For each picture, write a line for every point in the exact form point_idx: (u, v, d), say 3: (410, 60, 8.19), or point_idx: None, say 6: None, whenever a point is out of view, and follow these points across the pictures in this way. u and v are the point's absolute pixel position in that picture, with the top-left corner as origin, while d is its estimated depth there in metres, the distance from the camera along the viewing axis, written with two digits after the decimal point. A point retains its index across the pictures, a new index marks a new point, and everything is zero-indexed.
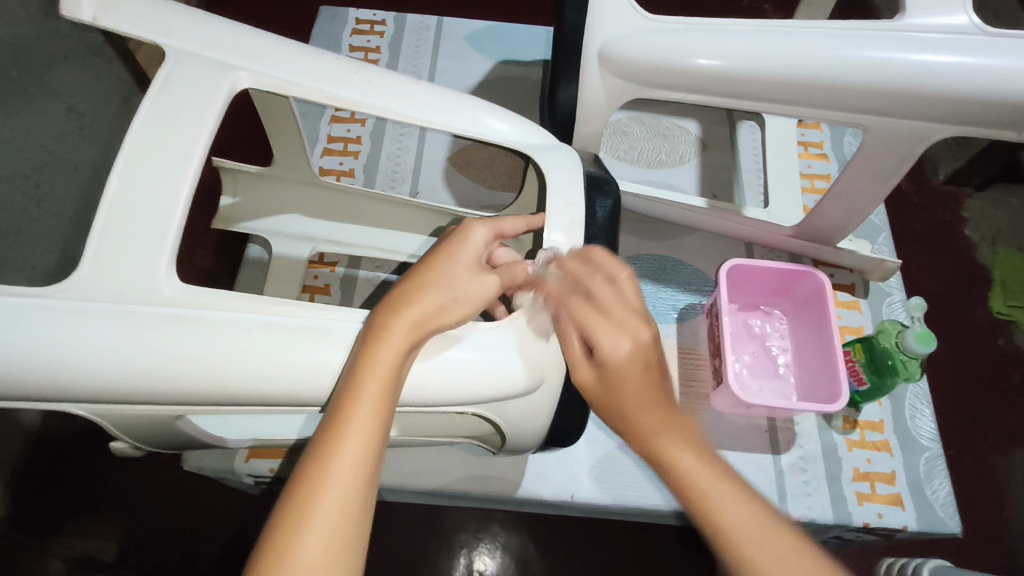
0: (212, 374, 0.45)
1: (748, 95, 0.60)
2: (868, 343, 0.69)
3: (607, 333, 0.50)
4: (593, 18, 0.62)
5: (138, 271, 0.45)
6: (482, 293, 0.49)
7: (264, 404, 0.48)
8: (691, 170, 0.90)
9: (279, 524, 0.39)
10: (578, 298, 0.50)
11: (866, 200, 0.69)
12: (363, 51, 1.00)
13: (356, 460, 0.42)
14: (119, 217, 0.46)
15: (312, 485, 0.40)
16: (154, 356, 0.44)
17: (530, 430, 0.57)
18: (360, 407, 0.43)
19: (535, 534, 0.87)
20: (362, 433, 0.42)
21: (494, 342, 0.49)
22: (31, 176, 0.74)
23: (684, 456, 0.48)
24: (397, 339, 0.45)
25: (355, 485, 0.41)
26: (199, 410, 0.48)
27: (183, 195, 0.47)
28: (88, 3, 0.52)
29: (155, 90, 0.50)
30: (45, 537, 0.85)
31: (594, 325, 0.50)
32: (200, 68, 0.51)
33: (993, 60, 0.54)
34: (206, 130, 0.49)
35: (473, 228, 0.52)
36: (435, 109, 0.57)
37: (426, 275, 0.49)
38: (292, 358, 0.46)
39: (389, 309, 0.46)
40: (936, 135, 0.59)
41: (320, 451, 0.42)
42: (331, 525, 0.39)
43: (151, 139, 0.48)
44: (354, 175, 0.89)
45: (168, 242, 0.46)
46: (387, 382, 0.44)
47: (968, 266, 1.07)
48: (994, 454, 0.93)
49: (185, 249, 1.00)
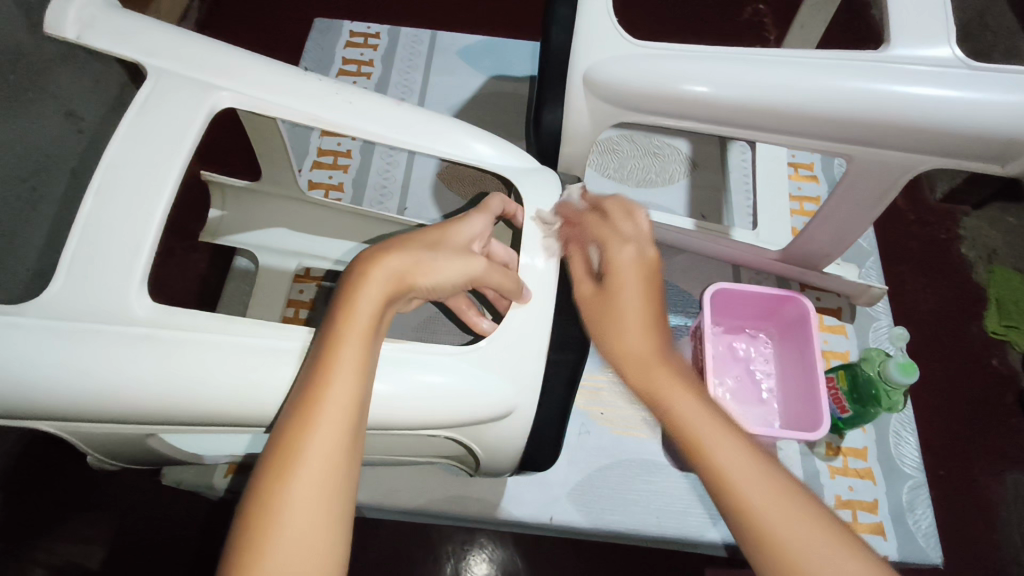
0: (184, 400, 0.45)
1: (738, 122, 0.60)
2: (851, 370, 0.69)
3: (616, 244, 0.53)
4: (579, 42, 0.62)
5: (110, 293, 0.45)
6: (464, 265, 0.49)
7: (235, 429, 0.48)
8: (680, 189, 0.90)
9: (264, 474, 0.38)
10: (593, 218, 0.55)
11: (850, 227, 0.69)
12: (356, 64, 1.01)
13: (339, 407, 0.40)
14: (91, 240, 0.45)
15: (302, 427, 0.39)
16: (126, 380, 0.44)
17: (504, 454, 0.57)
18: (342, 352, 0.42)
19: (522, 546, 0.87)
20: (347, 377, 0.41)
21: (467, 370, 0.49)
22: (28, 181, 0.57)
23: (674, 397, 0.46)
24: (375, 288, 0.45)
25: (343, 432, 0.40)
26: (171, 432, 0.48)
27: (156, 216, 0.47)
28: (72, 22, 0.52)
29: (136, 108, 0.50)
30: (28, 544, 0.85)
31: (604, 240, 0.54)
32: (180, 87, 0.51)
33: (979, 94, 0.53)
34: (183, 150, 0.49)
35: (465, 220, 0.53)
36: (416, 131, 0.56)
37: (413, 238, 0.49)
38: (261, 381, 0.46)
39: (368, 260, 0.46)
40: (920, 166, 0.58)
41: (305, 398, 0.40)
42: (321, 474, 0.38)
43: (126, 160, 0.48)
44: (342, 190, 0.89)
45: (140, 264, 0.45)
46: (368, 330, 0.43)
47: (963, 285, 1.06)
48: (985, 475, 0.93)
49: (183, 255, 1.01)
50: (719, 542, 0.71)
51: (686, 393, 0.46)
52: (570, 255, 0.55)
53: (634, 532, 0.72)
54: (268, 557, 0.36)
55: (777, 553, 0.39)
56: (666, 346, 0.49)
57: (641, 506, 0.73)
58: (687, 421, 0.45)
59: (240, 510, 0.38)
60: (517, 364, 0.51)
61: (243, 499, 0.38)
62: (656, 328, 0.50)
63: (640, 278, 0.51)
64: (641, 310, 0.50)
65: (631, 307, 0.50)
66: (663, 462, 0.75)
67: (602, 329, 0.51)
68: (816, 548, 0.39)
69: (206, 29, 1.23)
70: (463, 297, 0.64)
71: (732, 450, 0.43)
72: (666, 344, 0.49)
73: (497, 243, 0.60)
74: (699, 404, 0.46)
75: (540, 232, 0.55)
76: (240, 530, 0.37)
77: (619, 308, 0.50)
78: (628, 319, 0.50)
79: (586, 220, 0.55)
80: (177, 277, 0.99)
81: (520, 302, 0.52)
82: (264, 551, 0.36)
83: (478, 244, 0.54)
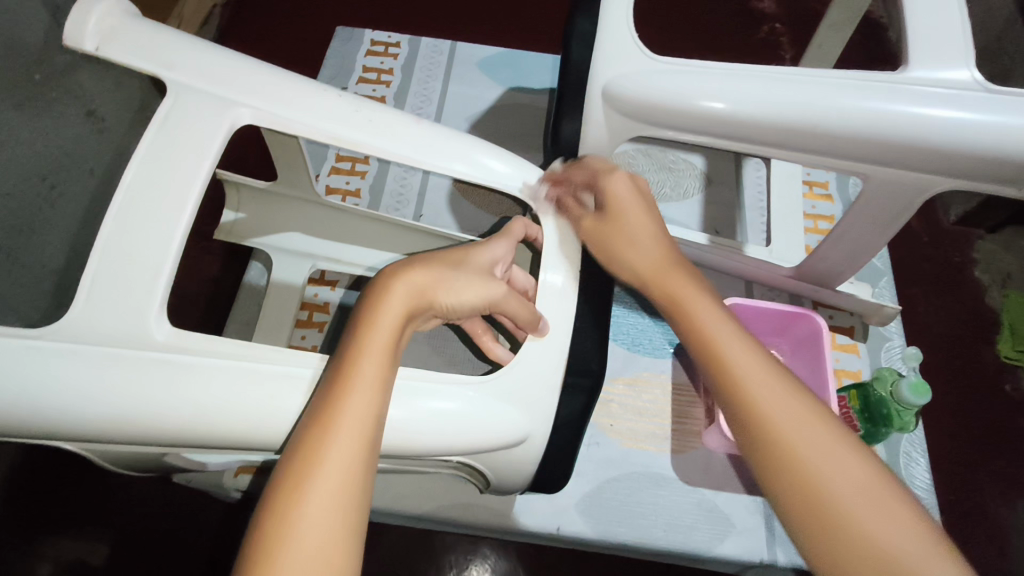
0: (193, 416, 0.45)
1: (755, 139, 0.61)
2: (863, 390, 0.69)
3: (613, 178, 0.58)
4: (598, 58, 0.63)
5: (131, 311, 0.46)
6: (483, 289, 0.51)
7: (243, 447, 0.48)
8: (694, 205, 0.90)
9: (280, 481, 0.39)
10: (580, 171, 0.60)
11: (864, 246, 0.69)
12: (376, 72, 1.02)
13: (357, 419, 0.41)
14: (112, 259, 0.46)
15: (318, 439, 0.40)
16: (141, 391, 0.45)
17: (514, 470, 0.57)
18: (362, 366, 0.43)
19: (525, 558, 0.86)
20: (367, 388, 0.42)
21: (479, 393, 0.50)
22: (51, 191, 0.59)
23: (702, 309, 0.50)
24: (396, 303, 0.47)
25: (359, 447, 0.40)
26: (182, 445, 0.48)
27: (177, 237, 0.47)
28: (92, 35, 0.53)
29: (156, 126, 0.51)
30: (35, 540, 0.85)
31: (602, 179, 0.58)
32: (201, 106, 0.52)
33: (998, 117, 0.53)
34: (203, 170, 0.50)
35: (488, 246, 0.56)
36: (433, 150, 0.57)
37: (436, 258, 0.52)
38: (274, 399, 0.47)
39: (390, 275, 0.48)
40: (935, 187, 0.59)
41: (325, 408, 0.41)
42: (337, 487, 0.39)
43: (148, 179, 0.48)
44: (359, 195, 0.91)
45: (160, 285, 0.46)
46: (388, 346, 0.44)
47: (977, 309, 1.05)
48: (996, 502, 0.91)
49: (197, 257, 1.02)
50: (728, 558, 0.71)
51: (712, 313, 0.50)
52: (567, 205, 0.59)
53: (641, 546, 0.71)
54: (282, 563, 0.36)
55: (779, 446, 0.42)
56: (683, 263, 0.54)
57: (649, 520, 0.72)
58: (710, 332, 0.49)
59: (254, 520, 0.39)
60: (526, 389, 0.51)
61: (255, 514, 0.39)
62: (666, 244, 0.56)
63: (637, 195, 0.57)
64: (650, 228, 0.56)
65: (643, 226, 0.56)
66: (670, 476, 0.75)
67: (614, 250, 0.56)
68: (823, 446, 0.42)
69: (227, 40, 1.25)
70: (480, 322, 0.66)
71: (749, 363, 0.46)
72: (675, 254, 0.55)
73: (517, 270, 0.62)
74: (723, 317, 0.50)
75: (532, 196, 0.59)
76: (255, 535, 0.38)
77: (630, 228, 0.56)
78: (638, 240, 0.56)
79: (570, 174, 0.60)
80: (189, 279, 1.00)
81: (537, 334, 0.52)
82: (277, 563, 0.36)
83: (499, 268, 0.56)
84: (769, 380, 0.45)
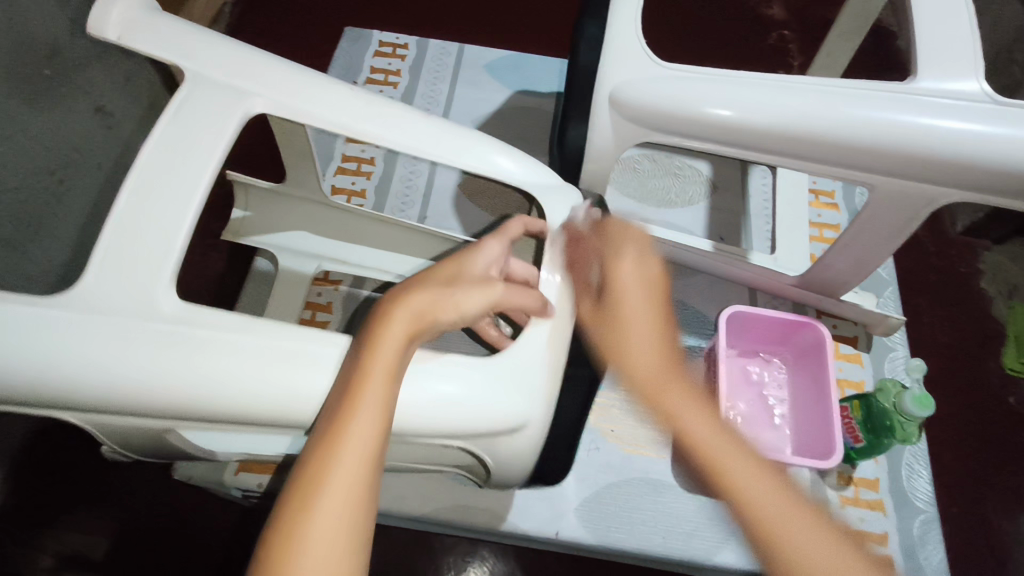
0: (198, 401, 0.46)
1: (762, 146, 0.60)
2: (866, 401, 0.69)
3: (625, 262, 0.55)
4: (606, 63, 0.63)
5: (138, 297, 0.46)
6: (485, 293, 0.50)
7: (244, 423, 0.48)
8: (699, 212, 0.90)
9: (288, 499, 0.39)
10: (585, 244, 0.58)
11: (871, 255, 0.68)
12: (383, 73, 1.03)
13: (364, 443, 0.41)
14: (120, 247, 0.46)
15: (326, 456, 0.40)
16: (146, 381, 0.45)
17: (516, 463, 0.57)
18: (367, 390, 0.43)
19: (524, 561, 0.86)
20: (372, 408, 0.42)
21: (481, 382, 0.50)
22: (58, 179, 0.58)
23: (691, 416, 0.48)
24: (400, 324, 0.47)
25: (365, 470, 0.40)
26: (187, 424, 0.49)
27: (184, 227, 0.47)
28: (114, 25, 0.54)
29: (166, 119, 0.51)
30: (35, 532, 0.86)
31: (610, 262, 0.55)
32: (213, 96, 0.52)
33: (1004, 130, 0.53)
34: (213, 161, 0.50)
35: (482, 250, 0.55)
36: (441, 145, 0.57)
37: (433, 277, 0.51)
38: (278, 387, 0.46)
39: (393, 300, 0.48)
40: (943, 198, 0.58)
41: (330, 430, 0.41)
42: (342, 507, 0.39)
43: (159, 169, 0.49)
44: (364, 196, 0.91)
45: (167, 273, 0.46)
46: (392, 367, 0.44)
47: (981, 320, 1.05)
48: (998, 515, 0.91)
49: (202, 252, 1.03)
50: (725, 566, 0.70)
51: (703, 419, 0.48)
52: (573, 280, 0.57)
53: (638, 552, 0.71)
54: None
55: (764, 540, 0.43)
56: (679, 360, 0.51)
57: (647, 525, 0.72)
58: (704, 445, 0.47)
59: (263, 538, 0.39)
60: (528, 380, 0.51)
61: (263, 530, 0.39)
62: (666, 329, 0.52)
63: (643, 286, 0.54)
64: (650, 309, 0.53)
65: (642, 310, 0.53)
66: (671, 481, 0.75)
67: (611, 342, 0.54)
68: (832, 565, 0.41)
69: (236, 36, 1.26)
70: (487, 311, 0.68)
71: (753, 489, 0.45)
72: (679, 355, 0.52)
73: (516, 262, 0.62)
74: (717, 427, 0.48)
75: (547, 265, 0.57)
76: (264, 554, 0.38)
77: (629, 317, 0.53)
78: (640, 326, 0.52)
79: (587, 241, 0.58)
80: (191, 276, 1.00)
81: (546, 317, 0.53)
82: None
83: (495, 270, 0.55)
84: (771, 500, 0.44)
